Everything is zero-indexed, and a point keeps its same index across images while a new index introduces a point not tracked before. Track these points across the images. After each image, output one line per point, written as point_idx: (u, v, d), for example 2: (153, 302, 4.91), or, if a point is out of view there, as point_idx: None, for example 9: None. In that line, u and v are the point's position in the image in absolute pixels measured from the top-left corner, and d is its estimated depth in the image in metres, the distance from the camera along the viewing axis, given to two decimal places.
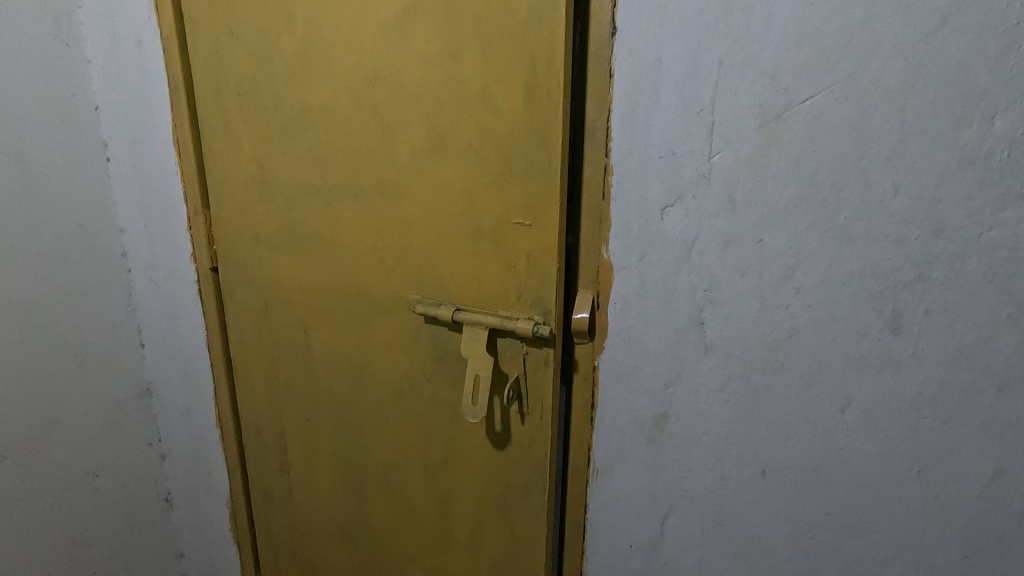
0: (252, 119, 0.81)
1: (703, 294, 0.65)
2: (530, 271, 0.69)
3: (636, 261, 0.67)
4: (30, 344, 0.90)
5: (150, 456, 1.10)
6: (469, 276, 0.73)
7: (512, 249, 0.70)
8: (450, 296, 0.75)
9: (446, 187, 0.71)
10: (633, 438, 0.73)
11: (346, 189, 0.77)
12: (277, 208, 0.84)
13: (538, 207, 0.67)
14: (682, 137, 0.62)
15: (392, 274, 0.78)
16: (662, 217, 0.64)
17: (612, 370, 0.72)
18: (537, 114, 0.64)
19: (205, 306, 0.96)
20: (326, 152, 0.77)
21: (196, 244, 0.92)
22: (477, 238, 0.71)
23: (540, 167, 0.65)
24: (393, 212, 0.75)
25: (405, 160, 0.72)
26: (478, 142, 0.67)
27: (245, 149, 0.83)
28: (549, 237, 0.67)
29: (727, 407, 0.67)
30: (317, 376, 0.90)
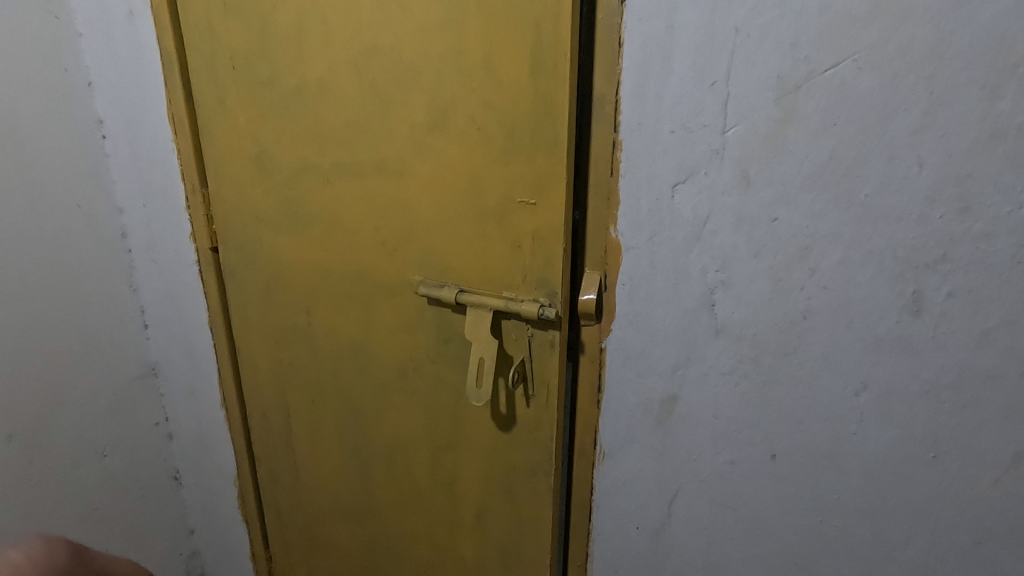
0: (248, 95, 0.78)
1: (715, 275, 0.63)
2: (535, 252, 0.67)
3: (645, 241, 0.65)
4: (34, 326, 0.89)
5: (158, 435, 1.11)
6: (473, 257, 0.71)
7: (516, 229, 0.67)
8: (454, 277, 0.73)
9: (448, 164, 0.68)
10: (640, 421, 0.72)
11: (345, 168, 0.75)
12: (276, 187, 0.82)
13: (543, 185, 0.64)
14: (695, 110, 0.59)
15: (393, 255, 0.76)
16: (673, 195, 0.62)
17: (620, 354, 0.70)
18: (543, 87, 0.61)
19: (206, 286, 0.95)
20: (324, 128, 0.74)
21: (195, 224, 0.91)
22: (481, 218, 0.69)
23: (546, 143, 0.62)
24: (394, 190, 0.73)
25: (405, 137, 0.70)
26: (481, 118, 0.65)
27: (242, 126, 0.81)
28: (555, 217, 0.65)
29: (738, 391, 0.66)
30: (320, 358, 0.89)
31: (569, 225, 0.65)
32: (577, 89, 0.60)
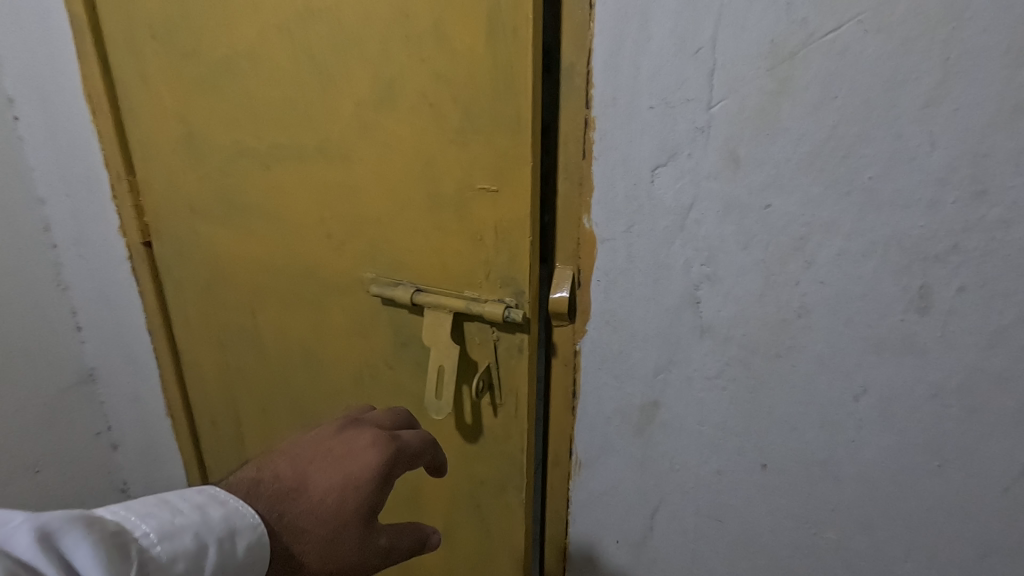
0: (173, 69, 0.69)
1: (700, 270, 0.56)
2: (499, 246, 0.60)
3: (622, 232, 0.57)
4: None
5: (100, 446, 1.02)
6: (429, 252, 0.63)
7: (477, 220, 0.60)
8: (409, 274, 0.65)
9: (398, 146, 0.60)
10: (618, 429, 0.65)
11: (284, 152, 0.67)
12: (210, 174, 0.72)
13: (505, 170, 0.56)
14: (677, 82, 0.51)
15: (342, 249, 0.68)
16: (653, 179, 0.55)
17: (595, 356, 0.63)
18: (502, 55, 0.53)
19: (141, 286, 0.86)
20: (258, 107, 0.66)
21: (124, 216, 0.81)
22: (437, 208, 0.61)
23: (508, 121, 0.55)
24: (339, 176, 0.65)
25: (349, 115, 0.61)
26: (433, 93, 0.57)
27: (168, 105, 0.71)
28: (519, 206, 0.57)
29: (725, 395, 0.60)
30: (270, 363, 0.81)
31: (536, 216, 0.57)
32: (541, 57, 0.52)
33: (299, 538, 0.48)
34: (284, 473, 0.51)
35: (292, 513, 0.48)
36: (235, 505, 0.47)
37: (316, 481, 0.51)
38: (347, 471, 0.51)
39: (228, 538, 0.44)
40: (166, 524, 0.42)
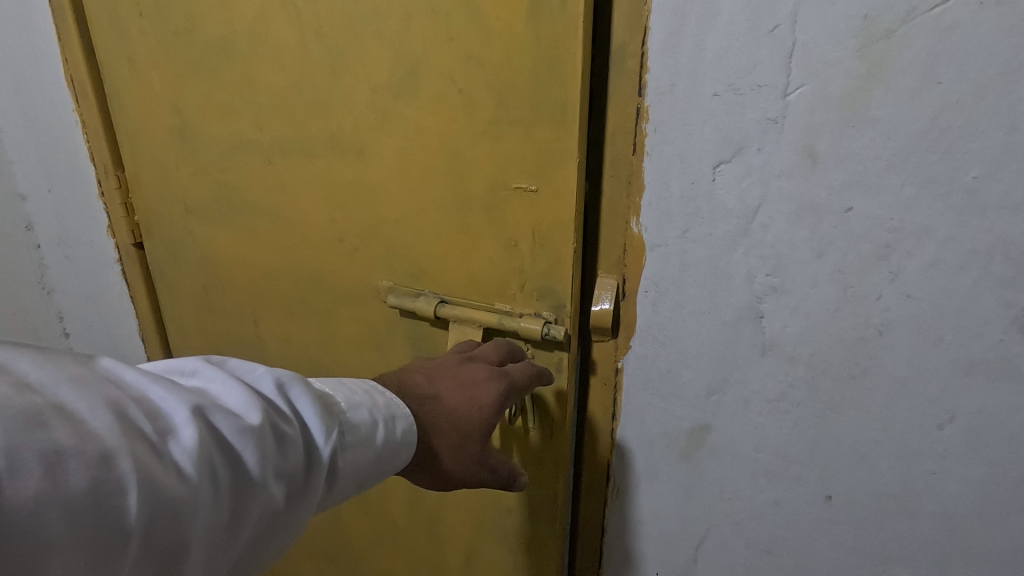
0: (164, 51, 0.61)
1: (765, 280, 0.49)
2: (536, 253, 0.53)
3: (676, 237, 0.51)
4: None
5: None
6: (456, 258, 0.57)
7: (511, 223, 0.53)
8: (431, 282, 0.59)
9: (420, 139, 0.53)
10: (663, 454, 0.59)
11: (289, 144, 0.59)
12: (207, 169, 0.65)
13: (546, 167, 0.50)
14: (748, 65, 0.44)
15: (355, 254, 0.61)
16: (714, 177, 0.48)
17: (640, 374, 0.57)
18: (546, 34, 0.46)
19: (132, 290, 0.78)
20: (261, 94, 0.58)
21: (112, 214, 0.73)
22: (465, 209, 0.54)
23: (551, 111, 0.48)
24: (352, 173, 0.58)
25: (364, 104, 0.54)
26: (463, 78, 0.49)
27: (159, 91, 0.64)
28: (562, 208, 0.50)
29: (787, 420, 0.54)
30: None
31: (579, 219, 0.51)
32: (591, 36, 0.44)
33: (437, 437, 0.50)
34: (418, 385, 0.51)
35: (430, 416, 0.50)
36: (392, 396, 0.49)
37: (446, 397, 0.51)
38: (472, 396, 0.50)
39: (392, 420, 0.48)
40: (353, 397, 0.47)
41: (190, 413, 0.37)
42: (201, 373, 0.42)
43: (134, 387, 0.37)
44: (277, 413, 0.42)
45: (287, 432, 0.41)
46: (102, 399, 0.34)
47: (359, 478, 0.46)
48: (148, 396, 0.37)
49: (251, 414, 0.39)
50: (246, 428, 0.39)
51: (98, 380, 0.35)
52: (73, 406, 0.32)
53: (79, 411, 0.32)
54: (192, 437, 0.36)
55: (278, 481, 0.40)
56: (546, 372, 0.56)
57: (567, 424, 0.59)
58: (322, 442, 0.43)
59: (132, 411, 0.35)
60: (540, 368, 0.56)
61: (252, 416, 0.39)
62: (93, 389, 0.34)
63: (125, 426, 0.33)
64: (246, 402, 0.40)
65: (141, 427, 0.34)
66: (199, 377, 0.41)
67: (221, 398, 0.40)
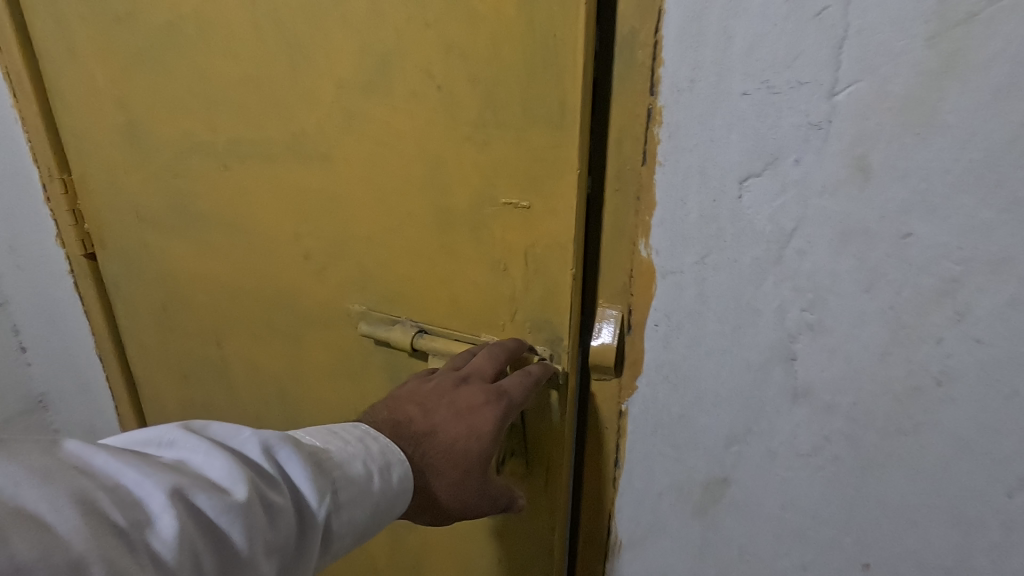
0: (105, 39, 0.53)
1: (799, 316, 0.41)
2: (529, 278, 0.46)
3: (693, 264, 0.43)
4: None
5: None
6: (435, 281, 0.49)
7: (501, 244, 0.45)
8: (409, 307, 0.51)
9: (393, 144, 0.45)
10: (673, 507, 0.51)
11: (246, 149, 0.52)
12: (159, 175, 0.58)
13: (541, 179, 0.42)
14: (787, 57, 0.36)
15: (324, 274, 0.54)
16: (741, 194, 0.40)
17: (648, 418, 0.49)
18: (540, 17, 0.37)
19: (87, 304, 0.71)
20: (212, 89, 0.50)
21: (60, 223, 0.66)
22: (448, 225, 0.46)
23: (547, 113, 0.40)
24: (318, 181, 0.50)
25: (328, 102, 0.46)
26: (442, 72, 0.41)
27: (102, 86, 0.56)
28: (559, 228, 0.43)
29: (820, 477, 0.46)
30: (239, 403, 0.67)
31: (580, 242, 0.43)
32: (594, 20, 0.36)
33: (436, 476, 0.45)
34: (413, 419, 0.45)
35: (428, 454, 0.45)
36: (387, 440, 0.45)
37: (442, 432, 0.44)
38: (468, 427, 0.44)
39: (386, 468, 0.43)
40: (344, 450, 0.42)
41: (169, 496, 0.32)
42: (179, 444, 0.37)
43: (104, 472, 0.32)
44: (264, 480, 0.37)
45: (275, 503, 0.36)
46: (68, 494, 0.29)
47: (356, 537, 0.42)
48: (123, 481, 0.32)
49: (236, 488, 0.34)
50: (233, 504, 0.34)
51: (65, 470, 0.31)
52: (38, 508, 0.28)
53: (42, 515, 0.28)
54: (174, 526, 0.31)
55: (270, 555, 0.36)
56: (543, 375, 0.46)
57: (563, 471, 0.53)
58: (314, 505, 0.38)
59: (104, 502, 0.30)
60: (538, 376, 0.46)
61: (237, 490, 0.34)
62: (58, 483, 0.29)
63: (95, 523, 0.29)
64: (229, 475, 0.35)
65: (116, 522, 0.30)
66: (178, 449, 0.37)
67: (203, 472, 0.35)
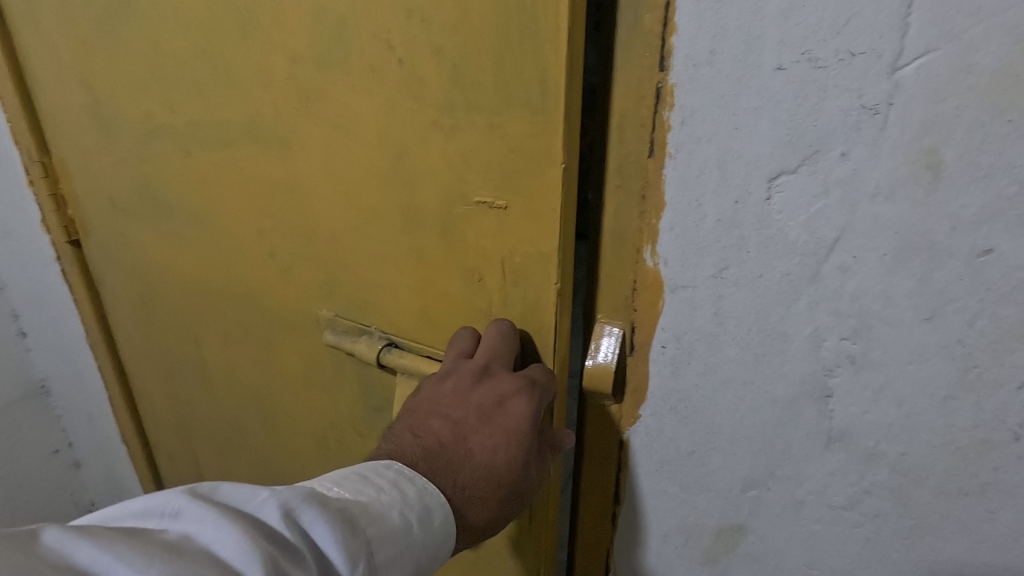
0: (66, 10, 0.49)
1: (839, 347, 0.34)
2: (507, 290, 0.40)
3: (709, 278, 0.35)
4: None
5: (59, 465, 0.88)
6: (403, 289, 0.44)
7: (476, 251, 0.39)
8: (377, 317, 0.46)
9: (353, 128, 0.40)
10: (679, 553, 0.44)
11: (205, 133, 0.47)
12: (129, 160, 0.54)
13: (518, 176, 0.36)
14: (837, 20, 0.28)
15: (290, 274, 0.49)
16: (770, 194, 0.32)
17: (651, 453, 0.42)
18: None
19: (75, 292, 0.69)
20: (171, 65, 0.45)
21: (42, 207, 0.63)
22: (416, 226, 0.41)
23: (525, 95, 0.33)
24: (278, 171, 0.45)
25: (283, 77, 0.40)
26: (409, 43, 0.35)
27: (70, 62, 0.52)
28: (540, 234, 0.36)
29: (856, 535, 0.38)
30: (220, 402, 0.65)
31: (565, 253, 0.37)
32: None
33: (486, 502, 0.38)
34: (440, 435, 0.38)
35: (470, 479, 0.37)
36: (424, 480, 0.36)
37: (476, 444, 0.38)
38: (506, 429, 0.38)
39: (428, 514, 0.35)
40: (377, 503, 0.34)
41: None
42: (183, 514, 0.29)
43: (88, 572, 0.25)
44: (286, 555, 0.29)
45: None
46: None
47: None
48: None
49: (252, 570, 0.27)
50: None
51: None
52: None
53: None
54: None
55: None
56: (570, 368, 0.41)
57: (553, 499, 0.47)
58: None
59: None
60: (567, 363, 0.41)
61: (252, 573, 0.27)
62: None
63: None
64: (243, 553, 0.27)
65: None
66: (182, 522, 0.29)
67: (211, 553, 0.28)
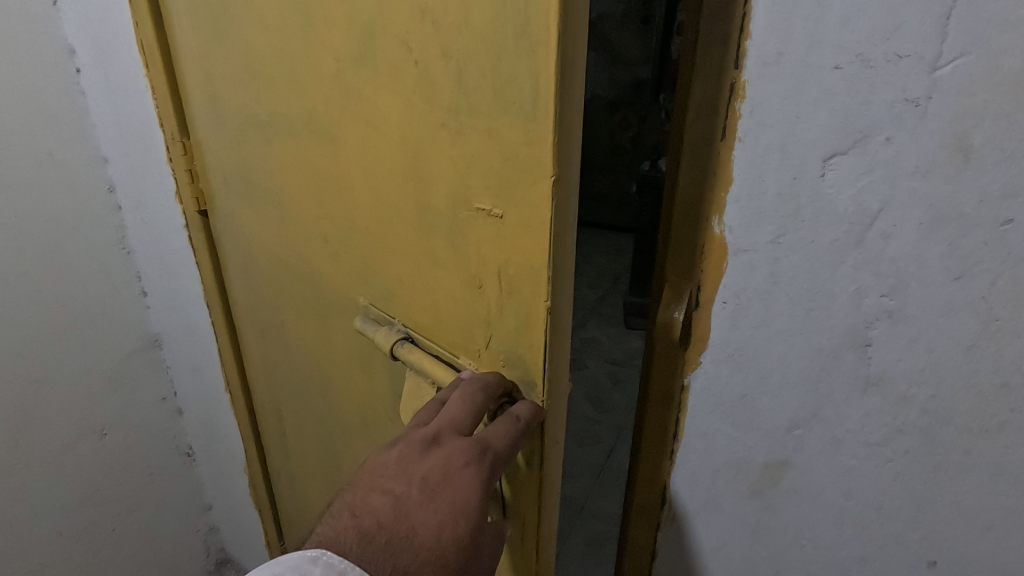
0: (197, 12, 0.61)
1: (877, 302, 0.40)
2: (503, 300, 0.46)
3: (767, 243, 0.42)
4: (7, 297, 0.78)
5: (165, 411, 1.00)
6: (423, 286, 0.53)
7: (478, 259, 0.46)
8: (401, 310, 0.56)
9: (393, 133, 0.48)
10: (730, 486, 0.51)
11: (281, 123, 0.58)
12: (233, 145, 0.65)
13: (512, 186, 0.41)
14: (885, 29, 0.34)
15: (338, 259, 0.60)
16: (824, 171, 0.38)
17: (708, 396, 0.49)
18: (513, 13, 0.36)
19: (199, 256, 0.81)
20: (264, 65, 0.56)
21: (178, 181, 0.75)
22: (430, 228, 0.49)
23: (521, 108, 0.38)
24: (331, 163, 0.55)
25: (331, 78, 0.50)
26: (455, 49, 0.40)
27: (198, 57, 0.64)
28: (528, 243, 0.42)
29: (888, 469, 0.44)
30: (294, 365, 0.77)
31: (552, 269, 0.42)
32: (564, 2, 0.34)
33: None
34: (380, 513, 0.46)
35: (404, 561, 0.44)
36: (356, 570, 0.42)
37: (415, 519, 0.45)
38: (450, 500, 0.45)
39: None
40: None
41: None
42: None
43: None
44: None
45: None
46: None
47: None
48: None
49: None
50: None
51: None
52: None
53: None
54: None
55: None
56: (530, 423, 0.47)
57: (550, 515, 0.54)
58: None
59: None
60: (525, 421, 0.47)
61: None
62: None
63: None
64: None
65: None
66: None
67: None
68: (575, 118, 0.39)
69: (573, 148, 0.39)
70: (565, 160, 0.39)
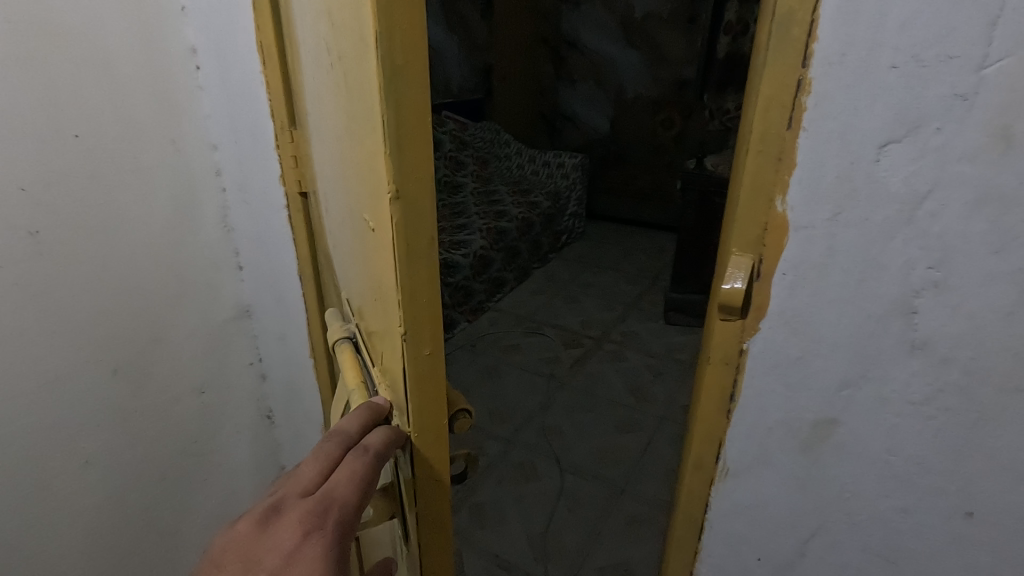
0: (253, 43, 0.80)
1: (924, 273, 0.46)
2: (384, 299, 0.61)
3: (825, 221, 0.48)
4: (137, 275, 0.95)
5: (251, 374, 1.16)
6: (361, 279, 0.69)
7: (372, 263, 0.62)
8: (358, 297, 0.73)
9: (342, 150, 0.63)
10: (781, 442, 0.57)
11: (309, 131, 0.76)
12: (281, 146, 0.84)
13: (377, 203, 0.55)
14: (937, 34, 0.40)
15: (336, 247, 0.78)
16: (879, 157, 0.44)
17: (765, 359, 0.55)
18: (364, 64, 0.49)
19: (296, 235, 0.91)
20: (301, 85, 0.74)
21: (282, 166, 0.85)
22: (357, 230, 0.65)
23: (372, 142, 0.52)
24: (325, 168, 0.72)
25: (318, 104, 0.68)
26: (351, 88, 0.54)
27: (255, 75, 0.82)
28: (387, 250, 0.56)
29: (930, 426, 0.50)
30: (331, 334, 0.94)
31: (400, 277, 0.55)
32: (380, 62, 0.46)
33: None
34: None
35: None
36: None
37: None
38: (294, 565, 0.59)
39: None
40: None
41: None
42: None
43: None
44: None
45: None
46: None
47: None
48: None
49: None
50: None
51: None
52: None
53: None
54: None
55: None
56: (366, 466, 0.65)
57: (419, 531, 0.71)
58: None
59: None
60: (372, 451, 0.65)
61: None
62: None
63: None
64: None
65: None
66: None
67: None
68: (409, 151, 0.50)
69: (406, 175, 0.51)
70: (402, 183, 0.50)
